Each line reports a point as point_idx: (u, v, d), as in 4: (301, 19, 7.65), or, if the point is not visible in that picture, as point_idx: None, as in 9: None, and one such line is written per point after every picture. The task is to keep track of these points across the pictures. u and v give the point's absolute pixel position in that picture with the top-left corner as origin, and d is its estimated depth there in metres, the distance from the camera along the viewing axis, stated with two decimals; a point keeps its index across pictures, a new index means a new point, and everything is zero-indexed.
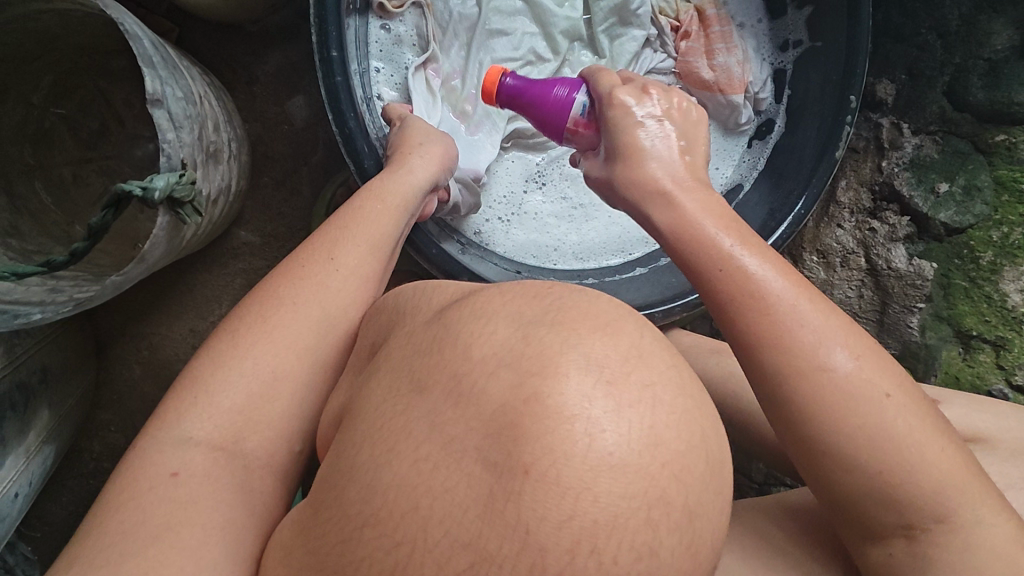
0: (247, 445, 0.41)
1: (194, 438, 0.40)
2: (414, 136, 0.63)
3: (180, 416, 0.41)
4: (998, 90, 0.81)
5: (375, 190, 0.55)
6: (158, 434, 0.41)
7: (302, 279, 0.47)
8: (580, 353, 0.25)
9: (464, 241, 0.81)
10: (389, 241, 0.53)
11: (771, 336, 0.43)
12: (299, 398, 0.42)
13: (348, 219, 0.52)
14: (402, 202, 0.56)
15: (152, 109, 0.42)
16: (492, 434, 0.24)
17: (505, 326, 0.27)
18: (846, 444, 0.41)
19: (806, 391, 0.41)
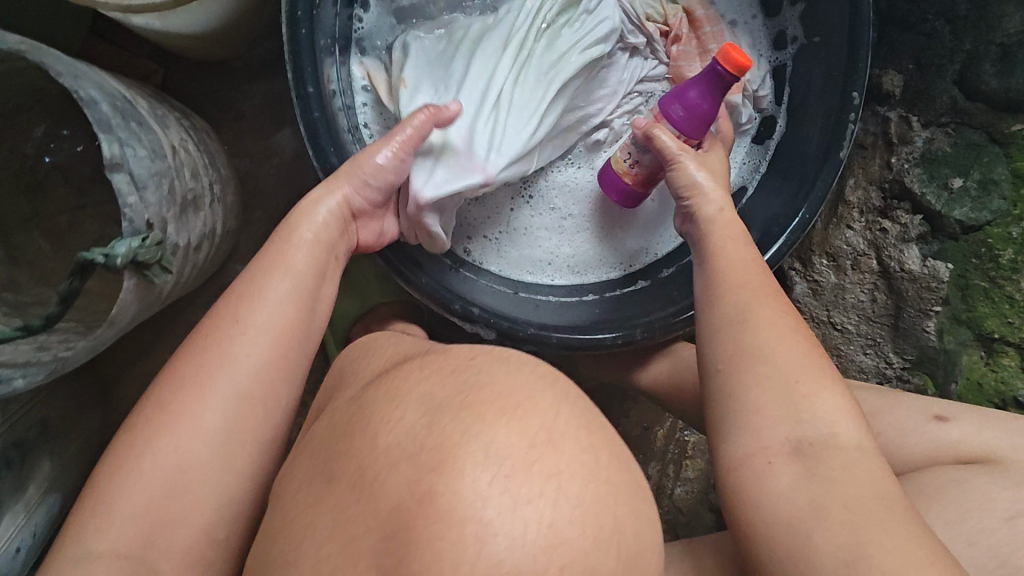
0: (158, 541, 0.44)
1: (96, 552, 0.43)
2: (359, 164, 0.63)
3: (86, 528, 0.44)
4: (1013, 76, 0.75)
5: (281, 234, 0.57)
6: (76, 535, 0.44)
7: (209, 351, 0.50)
8: (483, 444, 0.27)
9: (453, 263, 0.80)
10: (293, 280, 0.54)
11: (729, 306, 0.55)
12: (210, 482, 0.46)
13: (252, 280, 0.54)
14: (310, 239, 0.57)
15: (111, 173, 0.42)
16: (389, 535, 0.26)
17: (414, 412, 0.28)
18: (744, 374, 0.52)
19: (731, 330, 0.54)
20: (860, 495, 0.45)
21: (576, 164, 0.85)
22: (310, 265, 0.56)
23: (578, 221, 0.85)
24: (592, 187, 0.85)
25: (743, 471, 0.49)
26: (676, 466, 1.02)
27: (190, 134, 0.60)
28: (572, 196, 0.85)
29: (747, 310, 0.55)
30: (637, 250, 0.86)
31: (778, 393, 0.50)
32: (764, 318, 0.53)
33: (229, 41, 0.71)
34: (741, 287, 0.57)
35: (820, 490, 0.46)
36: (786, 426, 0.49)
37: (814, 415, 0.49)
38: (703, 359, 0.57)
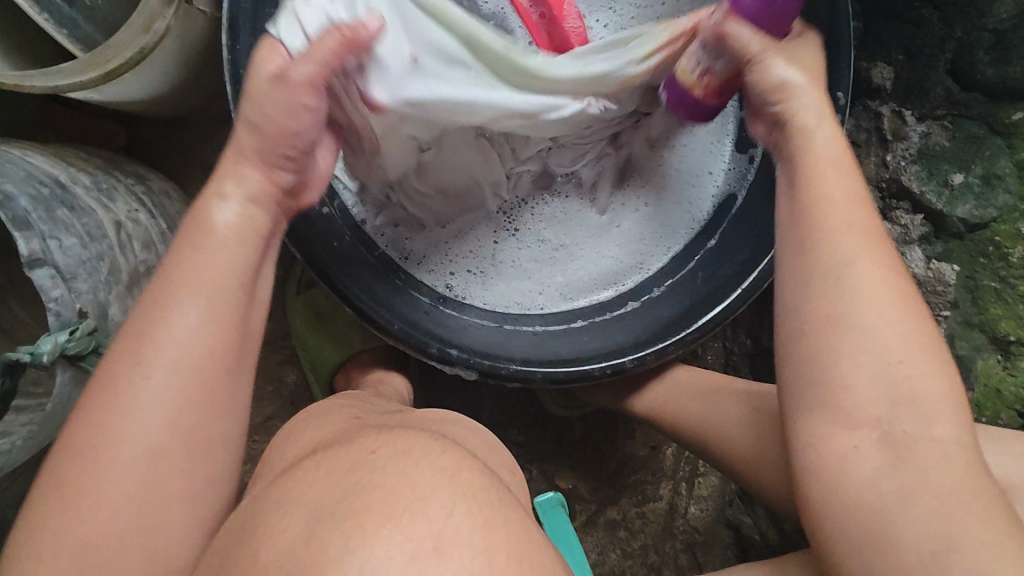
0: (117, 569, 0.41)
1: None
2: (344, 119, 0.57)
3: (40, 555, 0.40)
4: (1010, 64, 0.69)
5: (178, 253, 0.47)
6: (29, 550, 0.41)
7: (113, 400, 0.43)
8: (359, 561, 0.23)
9: (434, 301, 0.77)
10: (238, 266, 0.48)
11: (813, 277, 0.48)
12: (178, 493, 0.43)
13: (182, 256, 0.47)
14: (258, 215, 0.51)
15: (32, 271, 0.42)
16: None
17: (300, 518, 0.25)
18: (827, 341, 0.47)
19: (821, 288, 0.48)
20: (950, 485, 0.43)
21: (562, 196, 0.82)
22: (224, 260, 0.48)
23: (567, 250, 0.83)
24: (579, 216, 0.83)
25: (816, 452, 0.46)
26: (688, 485, 1.00)
27: (143, 201, 0.60)
28: (559, 224, 0.83)
29: (845, 265, 0.48)
30: (628, 273, 0.83)
31: (872, 367, 0.46)
32: (864, 272, 0.47)
33: (184, 98, 0.70)
34: (833, 233, 0.48)
35: (910, 478, 0.43)
36: (874, 403, 0.45)
37: (911, 393, 0.45)
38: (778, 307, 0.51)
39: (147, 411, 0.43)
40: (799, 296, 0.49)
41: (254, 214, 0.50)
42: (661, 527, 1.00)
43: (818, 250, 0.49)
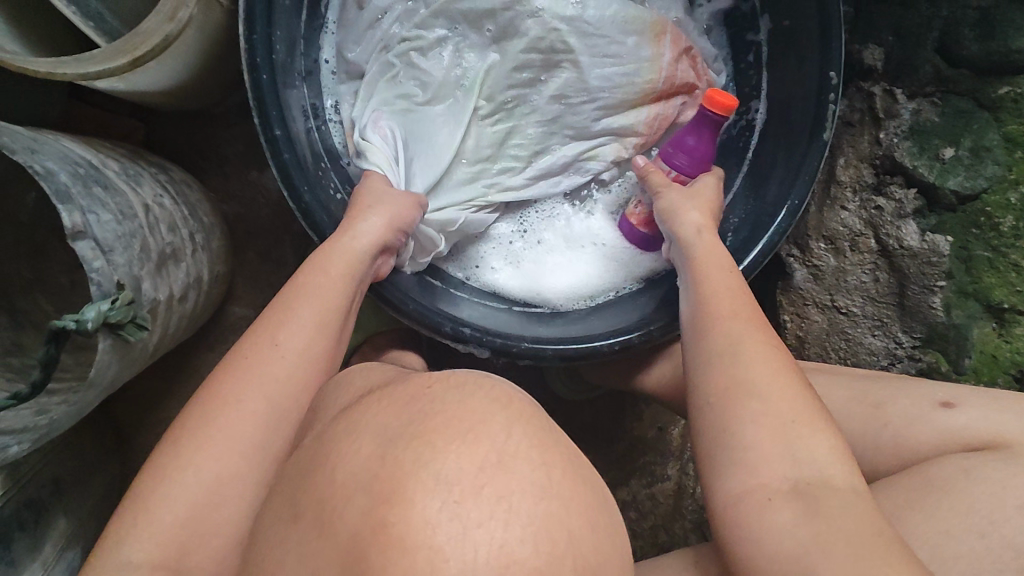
0: (190, 564, 0.39)
1: (136, 560, 0.38)
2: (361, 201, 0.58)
3: (119, 543, 0.39)
4: (993, 38, 0.74)
5: (311, 263, 0.53)
6: (100, 561, 0.38)
7: (244, 369, 0.45)
8: (432, 472, 0.24)
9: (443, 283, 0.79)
10: (340, 305, 0.51)
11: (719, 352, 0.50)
12: (243, 500, 0.41)
13: (303, 279, 0.51)
14: (348, 267, 0.53)
15: (75, 242, 0.43)
16: (344, 570, 0.24)
17: (368, 443, 0.27)
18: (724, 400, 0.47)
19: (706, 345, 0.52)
20: (856, 533, 0.40)
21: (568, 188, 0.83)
22: (332, 289, 0.51)
23: (567, 243, 0.84)
24: (571, 215, 0.84)
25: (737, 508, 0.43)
26: (696, 465, 1.00)
27: (165, 189, 0.62)
28: (561, 219, 0.84)
29: (749, 340, 0.50)
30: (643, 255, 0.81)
31: (754, 401, 0.46)
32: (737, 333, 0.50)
33: (203, 91, 0.72)
34: (723, 308, 0.53)
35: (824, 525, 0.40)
36: (773, 443, 0.44)
37: (809, 454, 0.43)
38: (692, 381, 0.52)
39: (261, 396, 0.44)
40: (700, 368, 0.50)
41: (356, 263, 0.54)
42: (671, 508, 0.98)
43: (706, 321, 0.53)
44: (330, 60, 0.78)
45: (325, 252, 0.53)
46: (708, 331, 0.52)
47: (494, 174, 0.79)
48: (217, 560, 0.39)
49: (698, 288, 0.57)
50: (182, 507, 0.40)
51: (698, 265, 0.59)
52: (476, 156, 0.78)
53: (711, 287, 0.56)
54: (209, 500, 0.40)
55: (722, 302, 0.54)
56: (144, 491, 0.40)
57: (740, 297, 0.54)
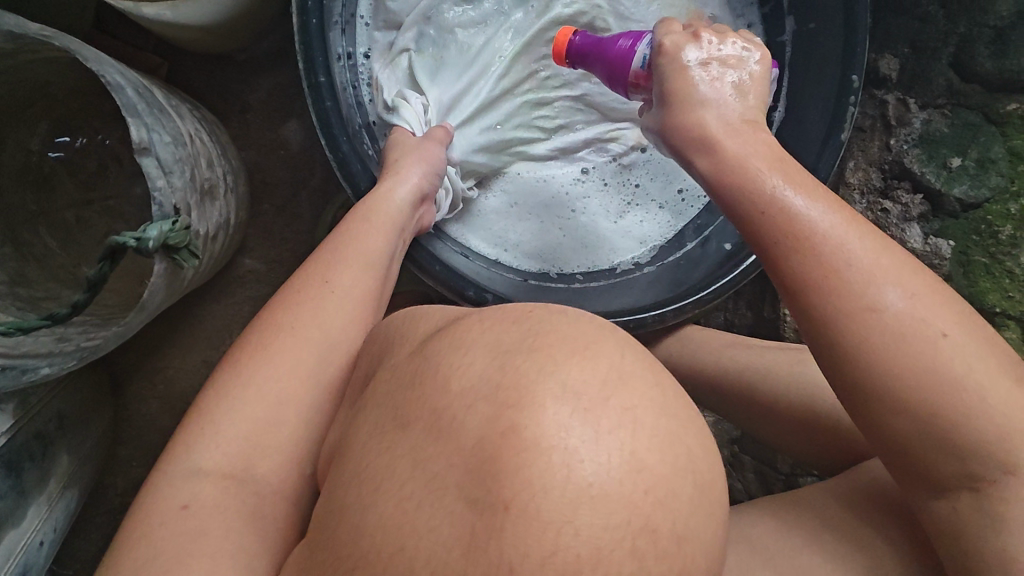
0: (257, 472, 0.42)
1: (204, 468, 0.42)
2: (392, 153, 0.62)
3: (191, 449, 0.43)
4: (1007, 58, 0.77)
5: (361, 210, 0.56)
6: (170, 467, 0.42)
7: (299, 303, 0.49)
8: (557, 380, 0.25)
9: (461, 250, 0.77)
10: (385, 252, 0.55)
11: (827, 287, 0.42)
12: (304, 417, 0.44)
13: (348, 227, 0.55)
14: (391, 216, 0.57)
15: (140, 158, 0.43)
16: (472, 470, 0.24)
17: (482, 355, 0.27)
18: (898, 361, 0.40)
19: (863, 339, 0.40)
20: None
21: (581, 163, 0.83)
22: (377, 234, 0.55)
23: (578, 217, 0.82)
24: (579, 189, 0.82)
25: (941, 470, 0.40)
26: None
27: (202, 125, 0.60)
28: (569, 189, 0.82)
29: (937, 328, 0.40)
30: (658, 233, 0.83)
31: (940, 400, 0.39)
32: (854, 275, 0.41)
33: (237, 32, 0.71)
34: (871, 277, 0.41)
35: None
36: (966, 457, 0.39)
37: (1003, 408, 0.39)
38: (811, 324, 0.43)
39: (316, 324, 0.48)
40: (822, 315, 0.42)
41: (402, 210, 0.58)
42: None
43: (834, 300, 0.41)
44: (365, 14, 0.75)
45: (366, 204, 0.57)
46: (839, 311, 0.41)
47: (517, 142, 0.80)
48: (281, 470, 0.43)
49: (798, 252, 0.43)
50: (243, 424, 0.43)
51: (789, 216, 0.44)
52: (501, 122, 0.79)
53: (830, 245, 0.42)
54: (272, 418, 0.44)
55: (850, 262, 0.42)
56: (212, 407, 0.44)
57: (859, 238, 0.43)
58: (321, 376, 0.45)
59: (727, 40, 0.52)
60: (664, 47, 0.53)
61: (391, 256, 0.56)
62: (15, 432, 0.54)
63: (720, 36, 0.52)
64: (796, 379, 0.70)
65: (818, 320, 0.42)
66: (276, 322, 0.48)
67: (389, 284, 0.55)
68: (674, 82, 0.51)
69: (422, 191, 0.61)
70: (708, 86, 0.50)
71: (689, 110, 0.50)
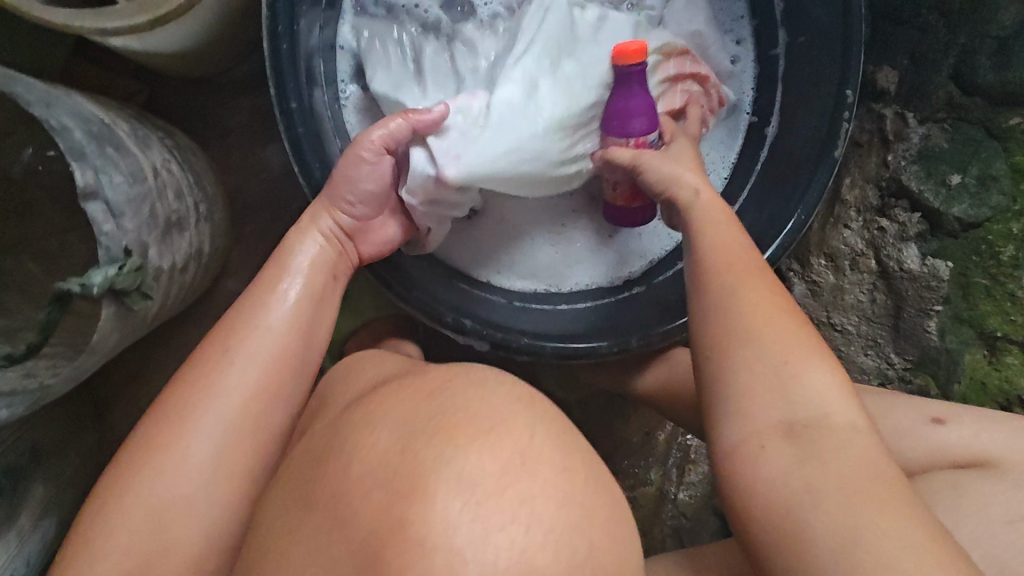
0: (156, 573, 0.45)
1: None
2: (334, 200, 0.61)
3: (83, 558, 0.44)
4: (1010, 69, 0.74)
5: (276, 274, 0.56)
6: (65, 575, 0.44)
7: (196, 390, 0.49)
8: (453, 472, 0.27)
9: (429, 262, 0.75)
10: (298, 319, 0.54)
11: (726, 325, 0.50)
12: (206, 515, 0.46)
13: (263, 296, 0.55)
14: (308, 280, 0.57)
15: (86, 203, 0.44)
16: (372, 555, 0.26)
17: (389, 436, 0.30)
18: (767, 392, 0.46)
19: (739, 350, 0.48)
20: None
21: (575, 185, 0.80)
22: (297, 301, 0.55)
23: (568, 235, 0.80)
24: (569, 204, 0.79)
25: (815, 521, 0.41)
26: (679, 471, 0.99)
27: (173, 154, 0.60)
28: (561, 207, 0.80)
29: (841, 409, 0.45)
30: (657, 246, 0.81)
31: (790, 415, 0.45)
32: (756, 310, 0.49)
33: (210, 59, 0.70)
34: (759, 317, 0.49)
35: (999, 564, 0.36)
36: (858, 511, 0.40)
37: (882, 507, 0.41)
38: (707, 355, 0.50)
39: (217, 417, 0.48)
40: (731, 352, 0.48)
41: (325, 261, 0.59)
42: (650, 511, 0.99)
43: (733, 315, 0.50)
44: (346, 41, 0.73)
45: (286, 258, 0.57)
46: (723, 318, 0.50)
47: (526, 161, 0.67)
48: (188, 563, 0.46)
49: (707, 278, 0.53)
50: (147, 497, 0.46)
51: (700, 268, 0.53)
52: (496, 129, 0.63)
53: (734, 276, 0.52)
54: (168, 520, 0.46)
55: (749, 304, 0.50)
56: (121, 480, 0.46)
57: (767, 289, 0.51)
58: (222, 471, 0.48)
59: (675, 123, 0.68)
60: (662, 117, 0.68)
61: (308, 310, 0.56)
62: None
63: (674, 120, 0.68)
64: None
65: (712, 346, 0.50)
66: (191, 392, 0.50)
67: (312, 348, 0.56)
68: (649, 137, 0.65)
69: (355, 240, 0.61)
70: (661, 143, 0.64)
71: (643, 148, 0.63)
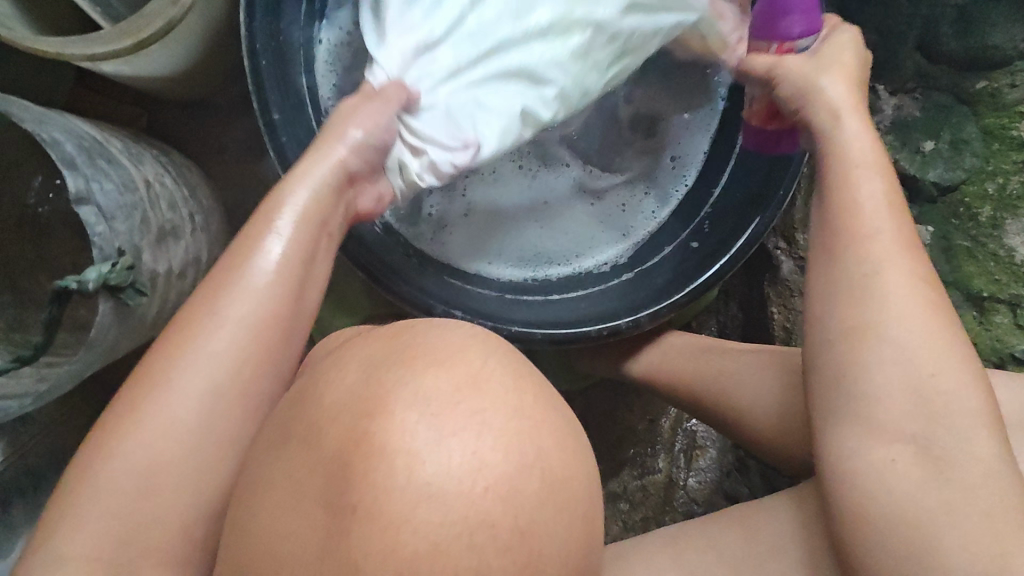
0: (148, 516, 0.47)
1: (91, 516, 0.46)
2: (330, 144, 0.56)
3: (90, 481, 0.47)
4: (971, 36, 0.75)
5: (263, 213, 0.53)
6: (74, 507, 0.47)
7: (193, 333, 0.50)
8: (411, 389, 0.26)
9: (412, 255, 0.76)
10: (298, 261, 0.52)
11: (851, 298, 0.51)
12: (197, 461, 0.48)
13: (249, 238, 0.52)
14: (302, 213, 0.53)
15: (78, 208, 0.47)
16: (331, 476, 0.25)
17: (355, 370, 0.29)
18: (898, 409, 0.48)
19: (864, 357, 0.49)
20: None
21: (555, 161, 0.82)
22: (285, 242, 0.52)
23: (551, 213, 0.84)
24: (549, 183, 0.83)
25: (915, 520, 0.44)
26: (686, 457, 1.00)
27: (166, 168, 0.63)
28: (540, 184, 0.83)
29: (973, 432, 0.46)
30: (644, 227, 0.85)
31: (903, 380, 0.48)
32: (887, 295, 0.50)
33: (206, 79, 0.75)
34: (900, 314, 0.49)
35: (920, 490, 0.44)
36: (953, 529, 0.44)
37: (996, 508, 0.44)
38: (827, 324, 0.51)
39: (216, 358, 0.49)
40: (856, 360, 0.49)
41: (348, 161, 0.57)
42: (662, 500, 0.99)
43: (856, 304, 0.50)
44: (325, 43, 0.76)
45: (278, 205, 0.53)
46: (845, 292, 0.51)
47: None
48: (173, 516, 0.48)
49: (844, 251, 0.52)
50: (162, 446, 0.48)
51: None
52: None
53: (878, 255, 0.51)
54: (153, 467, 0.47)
55: (887, 295, 0.49)
56: (103, 441, 0.48)
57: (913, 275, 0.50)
58: (207, 432, 0.48)
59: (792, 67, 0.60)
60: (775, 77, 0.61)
61: (292, 251, 0.52)
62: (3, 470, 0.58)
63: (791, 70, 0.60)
64: (758, 385, 0.70)
65: (834, 329, 0.51)
66: (213, 348, 0.49)
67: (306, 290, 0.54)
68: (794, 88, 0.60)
69: (351, 169, 0.57)
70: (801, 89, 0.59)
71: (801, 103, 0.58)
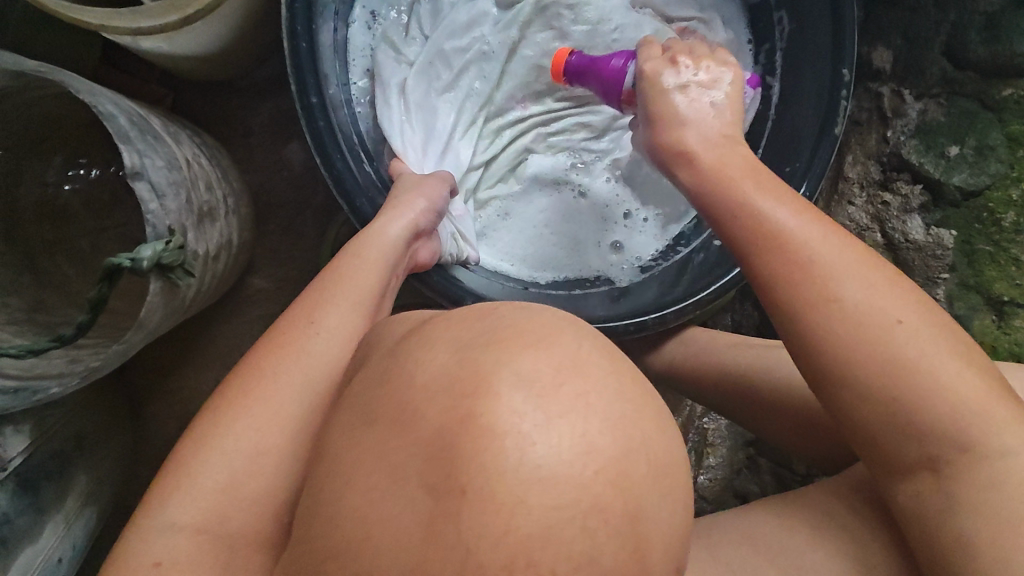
0: (230, 525, 0.43)
1: (178, 523, 0.43)
2: (402, 193, 0.63)
3: (165, 503, 0.44)
4: (999, 43, 0.76)
5: (354, 246, 0.56)
6: (146, 521, 0.44)
7: (284, 348, 0.49)
8: (513, 369, 0.26)
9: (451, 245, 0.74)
10: (375, 290, 0.54)
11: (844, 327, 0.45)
12: (279, 470, 0.45)
13: (333, 273, 0.55)
14: (383, 253, 0.57)
15: (133, 182, 0.46)
16: (432, 458, 0.25)
17: (447, 349, 0.28)
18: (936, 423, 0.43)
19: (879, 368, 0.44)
20: None
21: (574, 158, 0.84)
22: (370, 272, 0.55)
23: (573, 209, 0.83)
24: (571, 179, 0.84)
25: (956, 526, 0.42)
26: (697, 454, 1.00)
27: (202, 150, 0.62)
28: (559, 183, 0.84)
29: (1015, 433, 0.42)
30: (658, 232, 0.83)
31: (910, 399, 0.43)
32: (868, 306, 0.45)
33: (234, 61, 0.74)
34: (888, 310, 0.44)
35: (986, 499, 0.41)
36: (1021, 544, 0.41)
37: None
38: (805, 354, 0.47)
39: (312, 359, 0.49)
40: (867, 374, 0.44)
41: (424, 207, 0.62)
42: None
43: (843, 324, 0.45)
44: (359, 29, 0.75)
45: (367, 243, 0.56)
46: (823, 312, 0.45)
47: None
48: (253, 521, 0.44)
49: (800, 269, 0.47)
50: (248, 453, 0.45)
51: (779, 229, 0.48)
52: None
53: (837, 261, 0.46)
54: (241, 479, 0.45)
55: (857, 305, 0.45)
56: (190, 452, 0.45)
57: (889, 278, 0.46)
58: (294, 426, 0.46)
59: (701, 65, 0.58)
60: (646, 72, 0.59)
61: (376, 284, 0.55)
62: (31, 452, 0.58)
63: (694, 62, 0.58)
64: (781, 383, 0.71)
65: (831, 353, 0.45)
66: (309, 350, 0.49)
67: (385, 302, 0.56)
68: (656, 105, 0.57)
69: (420, 226, 0.61)
70: (687, 106, 0.56)
71: (671, 129, 0.56)
